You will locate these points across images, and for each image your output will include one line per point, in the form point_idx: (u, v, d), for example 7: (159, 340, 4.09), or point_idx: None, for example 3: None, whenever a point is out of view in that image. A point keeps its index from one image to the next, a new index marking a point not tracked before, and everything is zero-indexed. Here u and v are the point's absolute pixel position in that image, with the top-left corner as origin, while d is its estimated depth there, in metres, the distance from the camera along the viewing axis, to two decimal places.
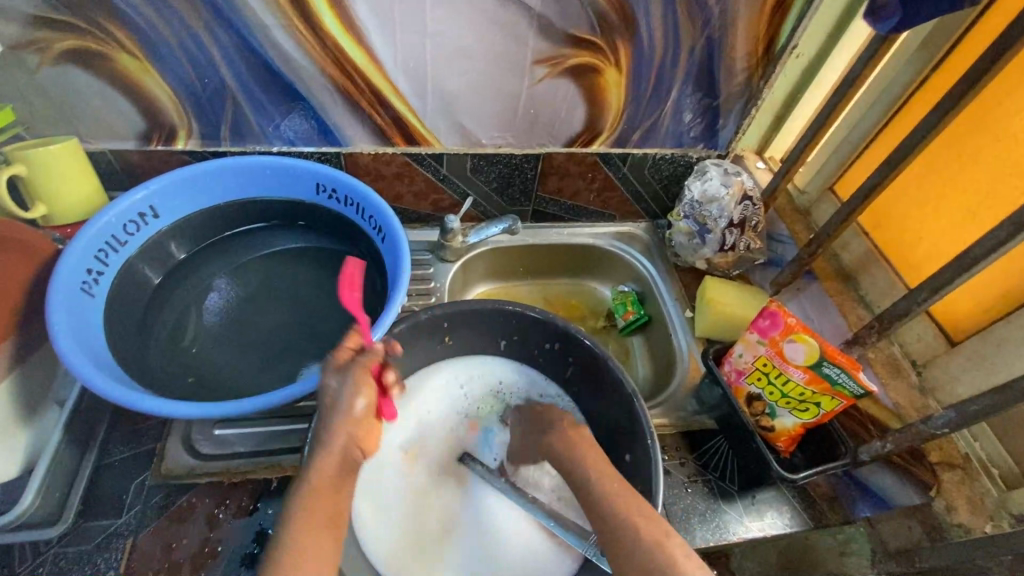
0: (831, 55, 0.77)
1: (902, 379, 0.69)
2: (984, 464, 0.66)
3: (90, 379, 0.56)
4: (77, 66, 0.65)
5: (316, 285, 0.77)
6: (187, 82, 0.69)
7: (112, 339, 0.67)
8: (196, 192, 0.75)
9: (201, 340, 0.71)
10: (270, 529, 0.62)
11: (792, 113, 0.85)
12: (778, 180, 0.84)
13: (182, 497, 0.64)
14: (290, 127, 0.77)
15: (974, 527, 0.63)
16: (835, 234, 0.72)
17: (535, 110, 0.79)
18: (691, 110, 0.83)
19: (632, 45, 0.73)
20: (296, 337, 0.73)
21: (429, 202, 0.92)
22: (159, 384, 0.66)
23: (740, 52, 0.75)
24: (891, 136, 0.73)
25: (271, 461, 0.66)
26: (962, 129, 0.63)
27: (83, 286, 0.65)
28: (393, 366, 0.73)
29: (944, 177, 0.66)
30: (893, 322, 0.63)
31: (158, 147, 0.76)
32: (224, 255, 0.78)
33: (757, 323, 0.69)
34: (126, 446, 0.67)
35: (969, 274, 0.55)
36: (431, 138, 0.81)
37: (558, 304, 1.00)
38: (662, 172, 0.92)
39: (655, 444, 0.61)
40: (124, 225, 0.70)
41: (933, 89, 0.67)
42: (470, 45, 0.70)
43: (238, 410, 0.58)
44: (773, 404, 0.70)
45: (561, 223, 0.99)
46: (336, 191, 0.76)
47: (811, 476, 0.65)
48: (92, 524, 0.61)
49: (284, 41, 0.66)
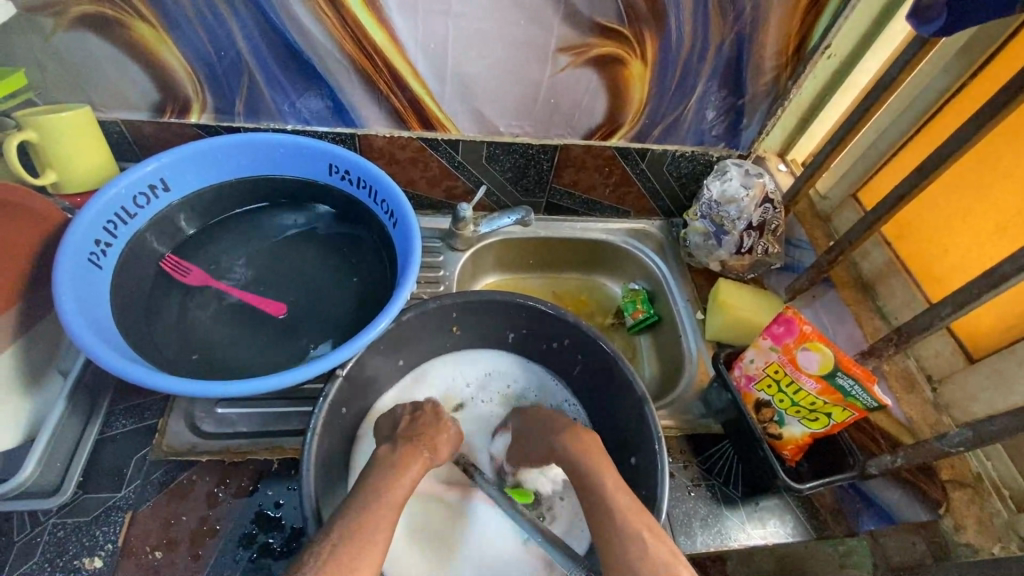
0: (864, 57, 0.74)
1: (916, 394, 0.68)
2: (995, 485, 0.64)
3: (95, 351, 0.56)
4: (92, 32, 0.64)
5: (325, 266, 0.77)
6: (203, 54, 0.68)
7: (119, 311, 0.66)
8: (207, 166, 0.74)
9: (208, 317, 0.70)
10: (269, 510, 0.62)
11: (819, 115, 0.83)
12: (799, 183, 0.82)
13: (182, 474, 0.63)
14: (305, 105, 0.75)
15: (981, 548, 0.61)
16: (857, 242, 0.70)
17: (556, 99, 0.78)
18: (715, 108, 0.81)
19: (660, 37, 0.71)
20: (301, 318, 0.72)
21: (441, 189, 0.91)
22: (164, 359, 0.65)
23: (770, 50, 0.73)
24: (920, 145, 0.71)
25: (273, 444, 0.66)
26: (997, 141, 0.61)
27: (90, 257, 0.65)
28: (399, 353, 0.72)
29: (975, 189, 0.64)
30: (913, 335, 0.61)
31: (171, 119, 0.75)
32: (234, 232, 0.78)
33: (771, 329, 0.68)
34: (129, 420, 0.67)
35: (998, 291, 0.53)
36: (448, 124, 0.80)
37: (567, 300, 0.99)
38: (681, 170, 0.90)
39: (663, 449, 0.60)
40: (134, 197, 0.69)
41: (970, 97, 0.64)
42: (493, 29, 0.68)
43: (243, 391, 0.57)
44: (782, 411, 0.69)
45: (574, 217, 0.98)
46: (349, 173, 0.75)
47: (817, 487, 0.64)
48: (90, 497, 0.61)
49: (304, 16, 0.65)
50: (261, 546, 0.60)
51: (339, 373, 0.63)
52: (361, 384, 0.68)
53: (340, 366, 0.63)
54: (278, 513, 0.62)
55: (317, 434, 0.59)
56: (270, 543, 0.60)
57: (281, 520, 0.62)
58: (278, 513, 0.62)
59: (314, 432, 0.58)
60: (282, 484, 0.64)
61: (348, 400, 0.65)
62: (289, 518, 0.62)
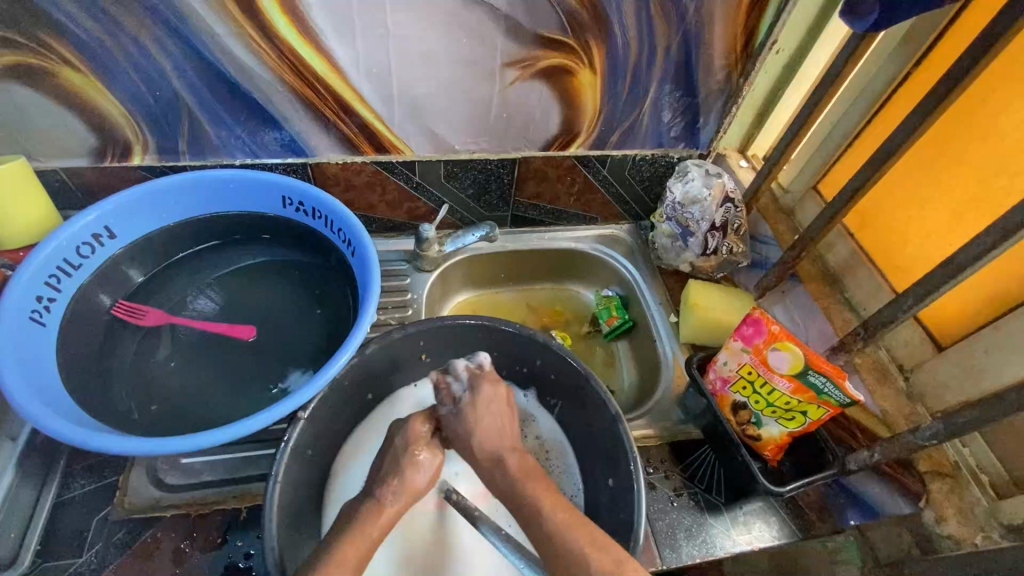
0: (812, 50, 0.74)
1: (890, 385, 0.67)
2: (974, 472, 0.63)
3: (37, 417, 0.53)
4: (18, 82, 0.62)
5: (286, 302, 0.75)
6: (138, 96, 0.66)
7: (67, 368, 0.63)
8: (155, 209, 0.72)
9: (166, 364, 0.68)
10: (240, 562, 0.60)
11: (775, 110, 0.82)
12: (760, 180, 0.81)
13: (147, 532, 0.61)
14: (251, 138, 0.73)
15: (964, 539, 0.60)
16: (818, 236, 0.70)
17: (508, 114, 0.76)
18: (670, 109, 0.80)
19: (605, 44, 0.70)
20: (263, 358, 0.70)
21: (404, 210, 0.89)
22: (120, 416, 0.63)
23: (718, 49, 0.73)
24: (874, 134, 0.71)
25: (241, 491, 0.64)
26: (945, 128, 0.61)
27: (32, 315, 0.62)
28: (368, 387, 0.69)
29: (931, 176, 0.63)
30: (879, 328, 0.61)
31: (113, 163, 0.72)
32: (188, 274, 0.75)
33: (741, 330, 0.67)
34: (87, 480, 0.64)
35: (957, 279, 0.53)
36: (401, 146, 0.78)
37: (542, 311, 0.98)
38: (643, 174, 0.89)
39: (638, 468, 0.59)
40: (78, 247, 0.67)
41: (917, 85, 0.64)
42: (435, 49, 0.67)
43: (196, 445, 0.55)
44: (759, 413, 0.68)
45: (542, 228, 0.96)
46: (303, 204, 0.74)
47: (798, 488, 0.63)
48: (49, 565, 0.59)
49: (238, 49, 0.63)
50: None
51: (301, 415, 0.61)
52: (329, 422, 0.65)
53: (302, 408, 0.60)
54: (249, 564, 0.60)
55: (281, 481, 0.57)
56: None
57: (251, 571, 0.60)
58: (248, 564, 0.60)
59: (277, 478, 0.56)
60: (252, 534, 0.62)
61: (314, 441, 0.63)
62: (260, 568, 0.60)
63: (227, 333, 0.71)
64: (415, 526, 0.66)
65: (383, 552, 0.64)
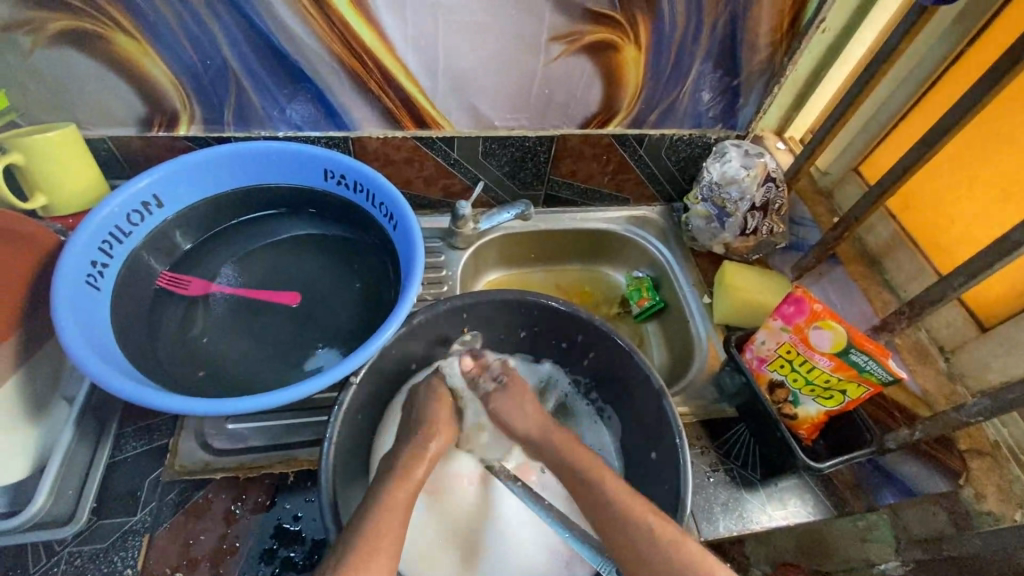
0: (859, 30, 0.73)
1: (930, 365, 0.68)
2: (1015, 453, 0.63)
3: (97, 376, 0.55)
4: (73, 48, 0.62)
5: (327, 275, 0.76)
6: (188, 64, 0.66)
7: (119, 333, 0.65)
8: (201, 180, 0.72)
9: (214, 331, 0.70)
10: (289, 524, 0.61)
11: (815, 92, 0.82)
12: (800, 162, 0.81)
13: (198, 493, 0.63)
14: (295, 110, 0.74)
15: (1003, 515, 0.61)
16: (863, 217, 0.70)
17: (550, 90, 0.76)
18: (711, 89, 0.80)
19: (652, 20, 0.69)
20: (306, 328, 0.71)
21: (439, 187, 0.89)
22: (171, 382, 0.64)
23: (764, 27, 0.72)
24: (922, 115, 0.70)
25: (287, 456, 0.65)
26: (998, 109, 0.61)
27: (87, 279, 0.63)
28: (411, 358, 0.70)
29: (980, 157, 0.63)
30: (925, 308, 0.61)
31: (160, 133, 0.73)
32: (232, 244, 0.76)
33: (781, 309, 0.67)
34: (139, 442, 0.66)
35: (1011, 258, 0.53)
36: (442, 121, 0.78)
37: (572, 292, 0.98)
38: (679, 154, 0.89)
39: (684, 442, 0.60)
40: (128, 215, 0.68)
41: (969, 66, 0.64)
42: (483, 22, 0.67)
43: (251, 407, 0.56)
44: (797, 391, 0.69)
45: (574, 208, 0.97)
46: (345, 177, 0.74)
47: (836, 464, 0.64)
48: (106, 522, 0.60)
49: (290, 19, 0.63)
50: (283, 560, 0.59)
51: (351, 382, 0.62)
52: (375, 390, 0.67)
53: (352, 374, 0.61)
54: (297, 526, 0.61)
55: (334, 444, 0.58)
56: (291, 556, 0.60)
57: (300, 533, 0.61)
58: (296, 526, 0.61)
59: (331, 441, 0.58)
60: (300, 497, 0.63)
61: (362, 408, 0.64)
62: (309, 531, 0.61)
63: (272, 300, 0.73)
64: (457, 488, 0.67)
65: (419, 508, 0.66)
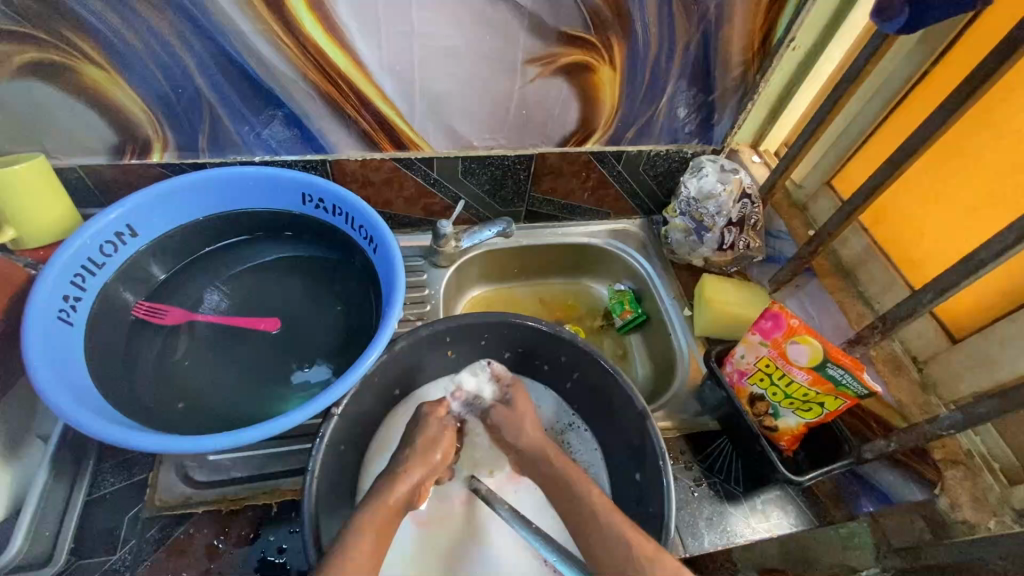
0: (828, 48, 0.75)
1: (904, 376, 0.69)
2: (985, 459, 0.65)
3: (71, 416, 0.54)
4: (39, 80, 0.61)
5: (308, 299, 0.75)
6: (159, 92, 0.65)
7: (94, 368, 0.63)
8: (176, 207, 0.71)
9: (194, 361, 0.69)
10: (273, 557, 0.61)
11: (787, 107, 0.84)
12: (775, 176, 0.83)
13: (179, 528, 0.61)
14: (271, 135, 0.73)
15: (977, 524, 0.62)
16: (836, 232, 0.71)
17: (528, 110, 0.77)
18: (686, 105, 0.81)
19: (626, 41, 0.70)
20: (288, 354, 0.71)
21: (420, 206, 0.89)
22: (149, 418, 0.63)
23: (736, 46, 0.73)
24: (890, 131, 0.72)
25: (271, 487, 0.64)
26: (962, 127, 0.62)
27: (59, 315, 0.62)
28: (395, 383, 0.70)
29: (947, 173, 0.65)
30: (897, 322, 0.63)
31: (133, 161, 0.72)
32: (212, 269, 0.76)
33: (759, 324, 0.68)
34: (117, 478, 0.65)
35: (977, 275, 0.54)
36: (420, 142, 0.78)
37: (555, 306, 0.99)
38: (657, 169, 0.90)
39: (667, 462, 0.60)
40: (101, 246, 0.67)
41: (934, 85, 0.65)
42: (458, 46, 0.67)
43: (230, 443, 0.55)
44: (777, 404, 0.70)
45: (556, 223, 0.97)
46: (324, 201, 0.73)
47: (817, 477, 0.65)
48: (84, 562, 0.59)
49: (262, 46, 0.63)
50: None
51: (334, 412, 0.61)
52: (359, 417, 0.66)
53: (335, 404, 0.61)
54: (282, 559, 0.61)
55: (317, 476, 0.57)
56: None
57: (285, 565, 0.61)
58: (281, 558, 0.61)
59: (314, 474, 0.57)
60: (284, 529, 0.62)
61: (345, 437, 0.64)
62: (294, 563, 0.61)
63: (251, 326, 0.72)
64: (444, 510, 0.68)
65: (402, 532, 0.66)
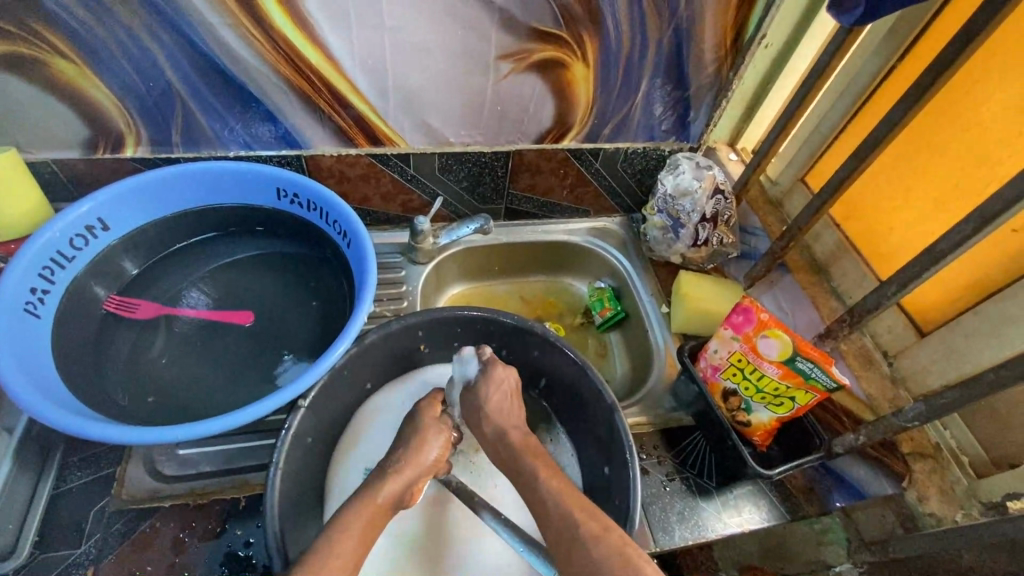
0: (800, 45, 0.76)
1: (874, 370, 0.69)
2: (954, 453, 0.65)
3: (33, 407, 0.54)
4: (9, 72, 0.61)
5: (283, 294, 0.75)
6: (131, 86, 0.65)
7: (62, 361, 0.63)
8: (149, 201, 0.71)
9: (166, 355, 0.69)
10: (240, 550, 0.61)
11: (762, 104, 0.84)
12: (749, 173, 0.83)
13: (145, 522, 0.61)
14: (246, 130, 0.73)
15: (944, 517, 0.62)
16: (807, 227, 0.72)
17: (502, 106, 0.77)
18: (662, 102, 0.81)
19: (598, 37, 0.71)
20: (260, 348, 0.71)
21: (397, 203, 0.89)
22: (116, 411, 0.63)
23: (708, 43, 0.74)
24: (860, 127, 0.73)
25: (239, 481, 0.64)
26: (927, 122, 0.63)
27: (26, 307, 0.62)
28: (366, 377, 0.70)
29: (914, 167, 0.65)
30: (864, 315, 0.63)
31: (106, 155, 0.72)
32: (185, 265, 0.76)
33: (731, 319, 0.69)
34: (84, 472, 0.64)
35: (938, 266, 0.54)
36: (395, 137, 0.78)
37: (536, 303, 0.99)
38: (635, 166, 0.91)
39: (634, 455, 0.60)
40: (71, 239, 0.66)
41: (900, 80, 0.66)
42: (429, 41, 0.67)
43: (192, 435, 0.55)
44: (749, 399, 0.70)
45: (535, 220, 0.97)
46: (298, 196, 0.73)
47: (786, 471, 0.65)
48: (48, 555, 0.59)
49: (233, 40, 0.63)
50: None
51: (301, 404, 0.61)
52: (329, 411, 0.66)
53: (301, 397, 0.61)
54: (249, 553, 0.61)
55: (281, 468, 0.57)
56: None
57: (251, 559, 0.60)
58: (248, 552, 0.61)
59: (277, 466, 0.57)
60: (251, 523, 0.62)
61: (313, 430, 0.64)
62: (260, 557, 0.60)
63: (223, 321, 0.72)
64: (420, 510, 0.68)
65: (387, 536, 0.66)
